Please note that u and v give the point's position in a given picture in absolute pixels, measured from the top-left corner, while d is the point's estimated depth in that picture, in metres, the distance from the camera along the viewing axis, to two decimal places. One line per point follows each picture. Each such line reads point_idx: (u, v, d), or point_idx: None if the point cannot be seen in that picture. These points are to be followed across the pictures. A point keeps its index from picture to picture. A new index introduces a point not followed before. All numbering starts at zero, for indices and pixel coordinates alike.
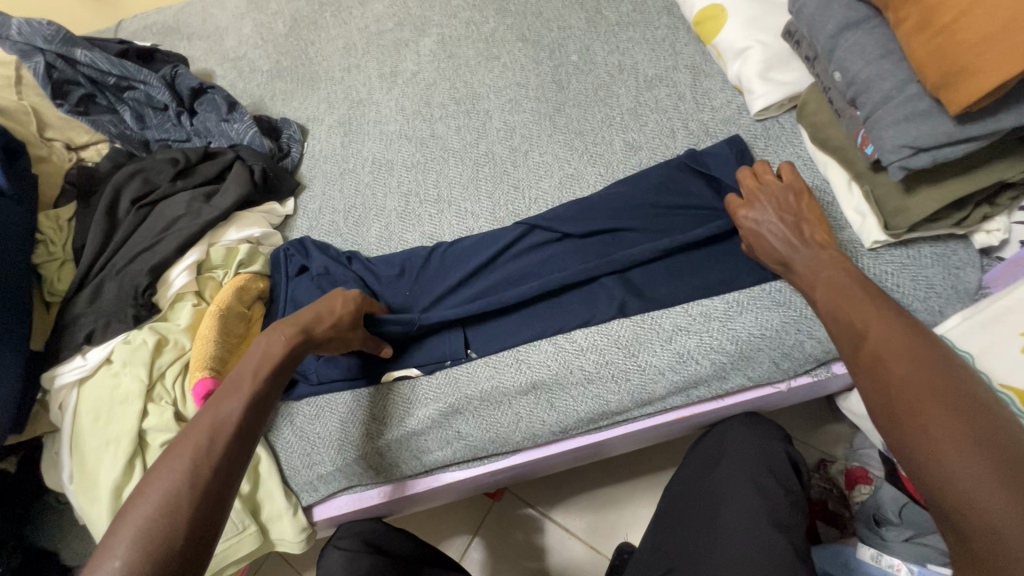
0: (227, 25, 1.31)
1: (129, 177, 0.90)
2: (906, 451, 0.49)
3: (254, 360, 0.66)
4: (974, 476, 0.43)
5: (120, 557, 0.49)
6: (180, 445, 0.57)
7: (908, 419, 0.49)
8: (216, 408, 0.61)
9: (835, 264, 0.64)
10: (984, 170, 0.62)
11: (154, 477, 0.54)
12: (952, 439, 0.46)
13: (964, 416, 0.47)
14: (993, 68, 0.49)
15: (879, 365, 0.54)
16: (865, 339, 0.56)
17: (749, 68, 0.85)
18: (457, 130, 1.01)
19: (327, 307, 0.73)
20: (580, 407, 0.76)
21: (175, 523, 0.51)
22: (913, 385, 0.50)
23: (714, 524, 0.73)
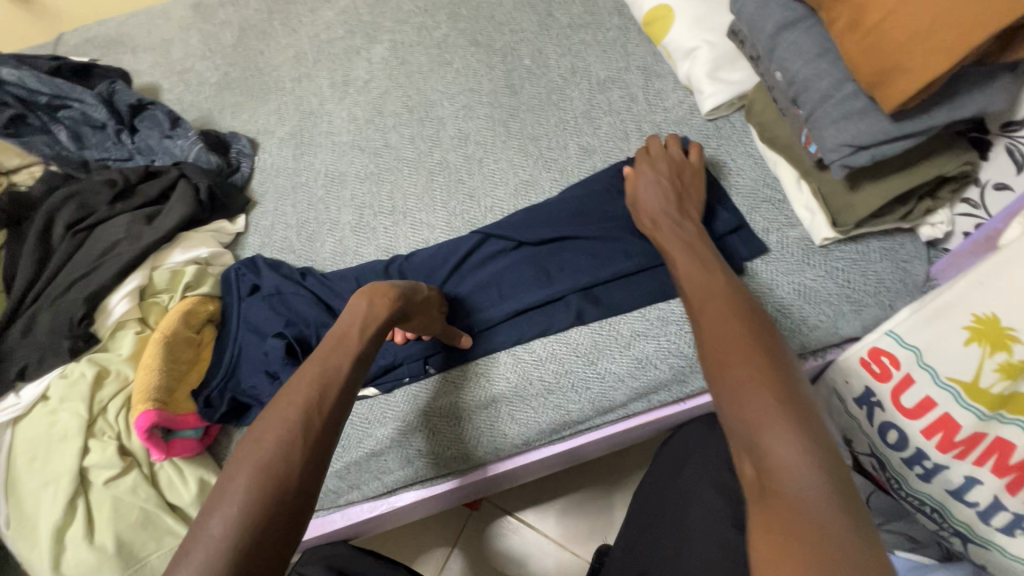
0: (173, 36, 1.26)
1: (63, 201, 0.86)
2: (718, 398, 0.47)
3: (357, 317, 0.63)
4: (776, 416, 0.43)
5: (239, 504, 0.47)
6: (289, 396, 0.55)
7: (725, 365, 0.48)
8: (325, 360, 0.58)
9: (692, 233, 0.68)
10: (923, 165, 0.63)
11: (267, 426, 0.52)
12: (760, 384, 0.45)
13: (770, 367, 0.47)
14: (921, 68, 0.50)
15: (704, 318, 0.54)
16: (701, 294, 0.57)
17: (697, 68, 0.84)
18: (411, 138, 0.99)
19: (418, 286, 0.71)
20: (539, 418, 0.75)
21: (292, 473, 0.50)
22: (732, 336, 0.50)
23: (681, 527, 0.73)
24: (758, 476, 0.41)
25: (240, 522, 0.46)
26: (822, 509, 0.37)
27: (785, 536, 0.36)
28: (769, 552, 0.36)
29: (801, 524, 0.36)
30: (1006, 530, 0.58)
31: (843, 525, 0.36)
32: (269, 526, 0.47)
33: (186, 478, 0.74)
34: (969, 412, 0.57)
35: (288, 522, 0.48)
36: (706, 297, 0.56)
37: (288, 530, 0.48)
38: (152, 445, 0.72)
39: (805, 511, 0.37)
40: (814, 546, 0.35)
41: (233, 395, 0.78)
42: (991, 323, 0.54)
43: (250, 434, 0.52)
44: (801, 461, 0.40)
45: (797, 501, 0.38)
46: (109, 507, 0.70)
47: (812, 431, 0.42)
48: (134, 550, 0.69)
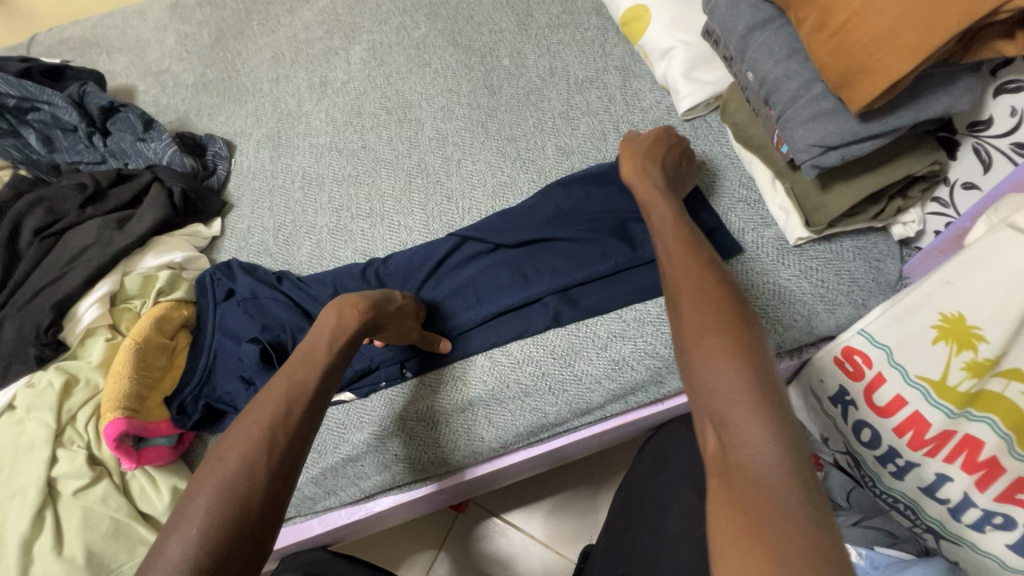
0: (149, 37, 1.24)
1: (32, 206, 0.85)
2: (689, 369, 0.47)
3: (325, 330, 0.64)
4: (745, 390, 0.42)
5: (199, 525, 0.48)
6: (251, 415, 0.55)
7: (697, 336, 0.47)
8: (291, 377, 0.59)
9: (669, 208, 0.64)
10: (893, 165, 0.63)
11: (230, 444, 0.53)
12: (731, 355, 0.45)
13: (741, 338, 0.46)
14: (885, 69, 0.50)
15: (681, 286, 0.52)
16: (679, 260, 0.55)
17: (674, 68, 0.84)
18: (390, 140, 0.98)
19: (391, 295, 0.71)
20: (516, 420, 0.74)
21: (254, 490, 0.51)
22: (706, 306, 0.49)
23: (659, 529, 0.73)
24: (723, 450, 0.41)
25: (198, 542, 0.47)
26: (781, 484, 0.37)
27: (742, 512, 0.37)
28: (723, 529, 0.37)
29: (759, 501, 0.37)
30: (977, 526, 0.59)
31: (800, 502, 0.37)
32: (233, 542, 0.48)
33: (159, 487, 0.73)
34: (937, 410, 0.58)
35: (249, 541, 0.49)
36: (679, 263, 0.55)
37: (253, 545, 0.49)
38: (123, 454, 0.70)
39: (764, 487, 0.37)
40: (770, 523, 0.35)
41: (208, 401, 0.77)
42: (957, 322, 0.55)
43: (213, 454, 0.53)
44: (767, 437, 0.40)
45: (758, 476, 0.38)
46: (79, 518, 0.68)
47: (780, 406, 0.42)
48: (104, 561, 0.68)
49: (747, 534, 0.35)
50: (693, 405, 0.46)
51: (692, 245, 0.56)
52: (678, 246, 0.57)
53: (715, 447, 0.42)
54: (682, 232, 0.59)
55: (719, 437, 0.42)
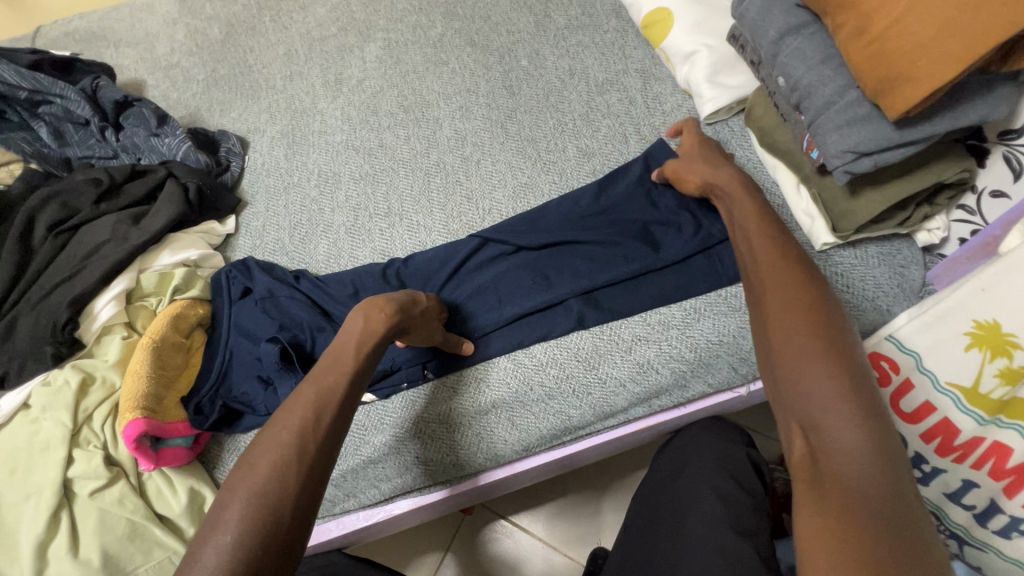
0: (158, 31, 1.22)
1: (46, 201, 0.83)
2: (777, 373, 0.48)
3: (353, 334, 0.63)
4: (836, 396, 0.43)
5: (232, 532, 0.47)
6: (280, 420, 0.55)
7: (785, 342, 0.48)
8: (319, 382, 0.58)
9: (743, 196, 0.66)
10: (922, 172, 0.64)
11: (261, 451, 0.52)
12: (825, 360, 0.45)
13: (835, 344, 0.46)
14: (926, 77, 0.50)
15: (768, 288, 0.53)
16: (764, 262, 0.55)
17: (697, 71, 0.85)
18: (407, 139, 0.97)
19: (415, 297, 0.70)
20: (541, 423, 0.74)
21: (286, 496, 0.50)
22: (794, 309, 0.49)
23: (680, 532, 0.72)
24: (813, 456, 0.43)
25: (233, 549, 0.46)
26: (873, 493, 0.39)
27: (831, 517, 0.38)
28: (815, 534, 0.38)
29: (851, 509, 0.38)
30: (1003, 532, 0.59)
31: (891, 512, 0.38)
32: (266, 548, 0.47)
33: (175, 488, 0.71)
34: (968, 416, 0.58)
35: (282, 547, 0.48)
36: (767, 264, 0.55)
37: (285, 550, 0.48)
38: (141, 455, 0.69)
39: (857, 495, 0.39)
40: (862, 530, 0.37)
41: (225, 401, 0.76)
42: (993, 329, 0.55)
43: (244, 461, 0.53)
44: (860, 447, 0.41)
45: (851, 486, 0.39)
46: (95, 519, 0.67)
47: (874, 414, 0.42)
48: (121, 563, 0.67)
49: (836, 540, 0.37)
50: (781, 408, 0.47)
51: (780, 246, 0.56)
52: (763, 248, 0.57)
53: (804, 453, 0.43)
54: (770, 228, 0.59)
55: (809, 443, 0.43)
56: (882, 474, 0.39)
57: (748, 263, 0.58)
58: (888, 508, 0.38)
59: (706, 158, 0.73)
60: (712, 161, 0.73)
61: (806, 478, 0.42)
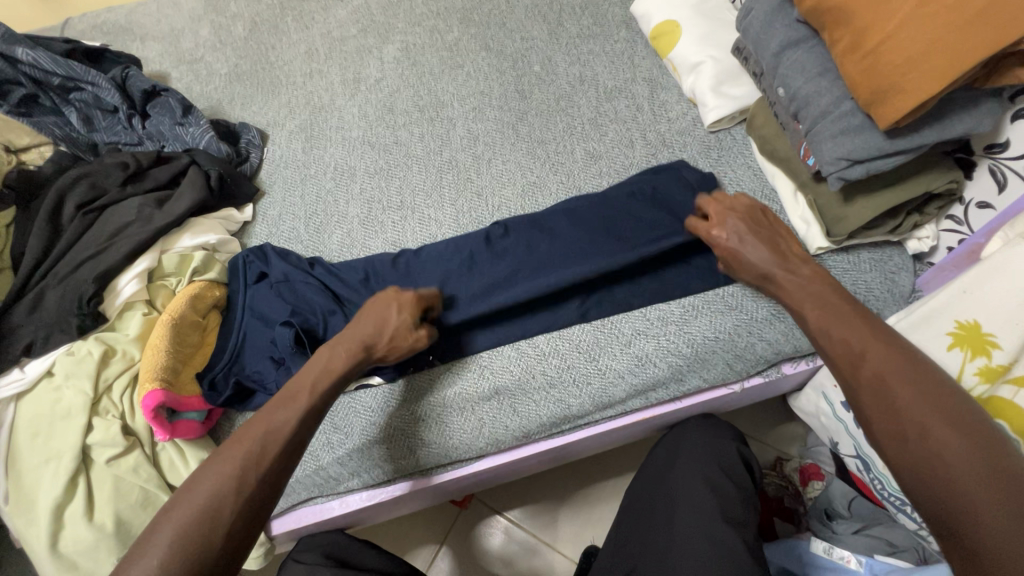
0: (184, 27, 1.27)
1: (75, 181, 0.87)
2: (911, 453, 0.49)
3: (313, 370, 0.66)
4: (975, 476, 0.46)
5: (161, 556, 0.51)
6: (229, 448, 0.58)
7: (916, 424, 0.50)
8: (271, 417, 0.61)
9: (819, 281, 0.65)
10: (914, 181, 0.67)
11: (204, 478, 0.56)
12: (953, 442, 0.48)
13: (955, 418, 0.49)
14: (914, 89, 0.54)
15: (870, 377, 0.54)
16: (854, 353, 0.57)
17: (702, 82, 0.89)
18: (421, 137, 1.01)
19: (382, 321, 0.71)
20: (541, 411, 0.77)
21: (218, 526, 0.54)
22: (919, 392, 0.52)
23: (670, 524, 0.75)
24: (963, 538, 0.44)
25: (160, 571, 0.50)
26: None
27: None
28: None
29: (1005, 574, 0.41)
30: None
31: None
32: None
33: (187, 461, 0.75)
34: None
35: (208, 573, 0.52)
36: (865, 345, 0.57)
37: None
38: (158, 425, 0.72)
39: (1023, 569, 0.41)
40: None
41: (239, 379, 0.79)
42: (973, 329, 0.59)
43: (186, 484, 0.56)
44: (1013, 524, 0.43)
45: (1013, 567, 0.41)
46: (111, 486, 0.70)
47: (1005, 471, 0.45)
48: (133, 529, 0.70)
49: None
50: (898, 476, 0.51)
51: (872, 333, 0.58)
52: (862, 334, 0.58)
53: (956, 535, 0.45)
54: (809, 292, 0.64)
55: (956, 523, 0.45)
56: None
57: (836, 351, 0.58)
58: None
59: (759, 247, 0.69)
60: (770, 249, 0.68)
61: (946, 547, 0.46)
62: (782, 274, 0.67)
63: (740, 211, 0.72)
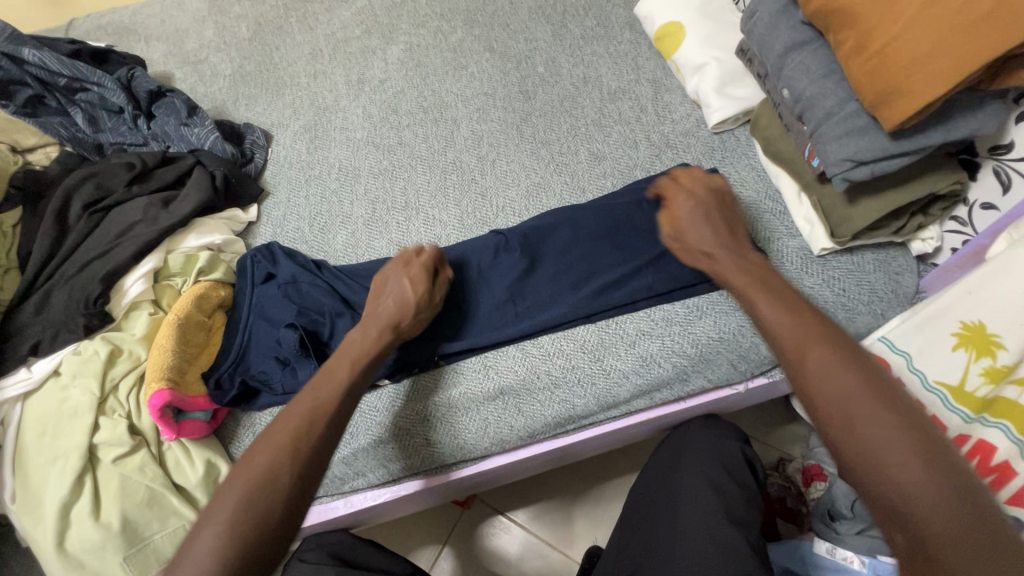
0: (188, 27, 1.27)
1: (81, 181, 0.87)
2: (863, 457, 0.42)
3: (352, 350, 0.66)
4: (934, 486, 0.39)
5: (222, 527, 0.50)
6: (278, 421, 0.56)
7: (867, 423, 0.43)
8: (315, 390, 0.60)
9: (757, 267, 0.61)
10: (919, 182, 0.67)
11: (256, 449, 0.54)
12: (910, 447, 0.41)
13: (908, 415, 0.43)
14: (919, 91, 0.54)
15: (815, 365, 0.47)
16: (798, 338, 0.50)
17: (706, 83, 0.89)
18: (425, 138, 1.01)
19: (403, 297, 0.72)
20: (545, 411, 0.77)
21: (275, 496, 0.52)
22: (869, 384, 0.45)
23: (673, 523, 0.75)
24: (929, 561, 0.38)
25: (224, 542, 0.49)
26: None
27: None
28: None
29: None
30: None
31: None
32: (255, 544, 0.50)
33: (193, 460, 0.75)
34: (955, 414, 0.61)
35: (269, 543, 0.51)
36: (808, 332, 0.50)
37: (273, 545, 0.51)
38: (164, 424, 0.72)
39: None
40: None
41: (244, 379, 0.79)
42: (978, 330, 0.59)
43: (239, 456, 0.55)
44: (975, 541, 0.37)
45: None
46: (117, 485, 0.70)
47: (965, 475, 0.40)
48: (138, 529, 0.70)
49: None
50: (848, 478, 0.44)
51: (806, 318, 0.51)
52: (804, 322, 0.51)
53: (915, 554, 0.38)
54: (751, 277, 0.59)
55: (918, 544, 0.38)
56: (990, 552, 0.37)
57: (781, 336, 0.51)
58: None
59: (709, 230, 0.68)
60: (717, 236, 0.67)
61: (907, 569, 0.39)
62: (728, 262, 0.63)
63: (702, 197, 0.71)
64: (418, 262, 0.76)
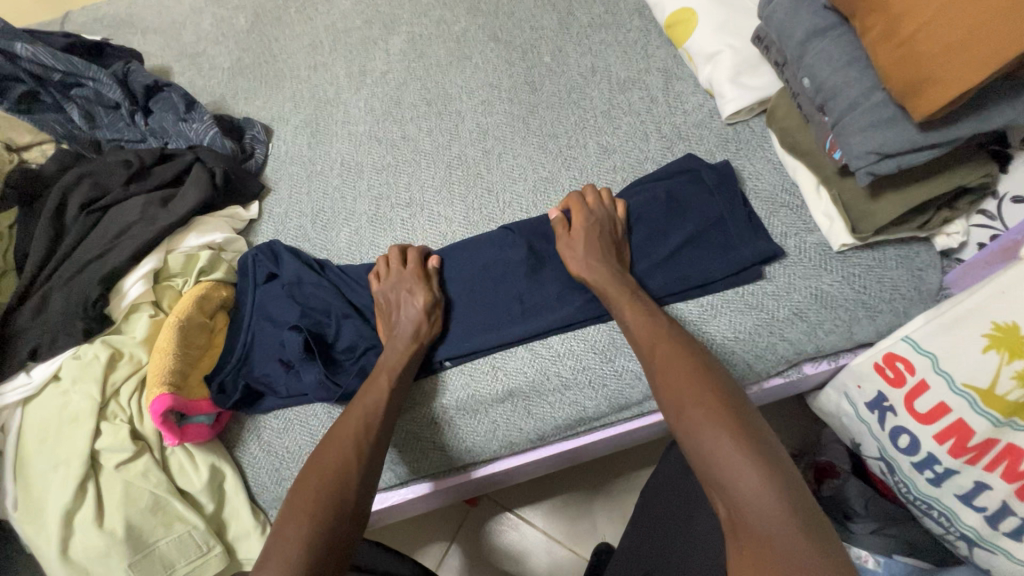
0: (185, 19, 1.24)
1: (78, 180, 0.85)
2: (687, 435, 0.57)
3: (391, 369, 0.71)
4: (734, 450, 0.52)
5: (309, 519, 0.56)
6: (338, 431, 0.65)
7: (687, 407, 0.58)
8: (366, 401, 0.68)
9: (621, 284, 0.72)
10: (946, 175, 0.65)
11: (324, 455, 0.62)
12: (719, 423, 0.55)
13: (722, 398, 0.57)
14: (952, 81, 0.51)
15: (658, 365, 0.63)
16: (650, 341, 0.66)
17: (720, 72, 0.86)
18: (429, 132, 0.99)
19: (408, 306, 0.75)
20: (554, 413, 0.76)
21: (348, 490, 0.60)
22: (694, 380, 0.60)
23: (690, 526, 0.73)
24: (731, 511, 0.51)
25: (312, 531, 0.55)
26: (778, 530, 0.47)
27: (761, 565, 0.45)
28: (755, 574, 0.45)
29: (772, 557, 0.45)
30: (1013, 534, 0.61)
31: (808, 536, 0.46)
32: (339, 529, 0.57)
33: (198, 464, 0.74)
34: (983, 418, 0.60)
35: (345, 530, 0.57)
36: (657, 339, 0.65)
37: (351, 532, 0.58)
38: (167, 429, 0.71)
39: (771, 537, 0.47)
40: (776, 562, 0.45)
41: (247, 382, 0.77)
42: (1010, 330, 0.57)
43: (309, 464, 0.62)
44: (763, 490, 0.49)
45: (766, 537, 0.47)
46: (121, 491, 0.69)
47: (767, 448, 0.53)
48: (143, 535, 0.69)
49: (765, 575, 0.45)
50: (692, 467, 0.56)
51: (658, 326, 0.67)
52: (659, 332, 0.66)
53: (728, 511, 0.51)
54: (623, 287, 0.72)
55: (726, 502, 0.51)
56: (777, 495, 0.49)
57: (642, 344, 0.66)
58: (796, 525, 0.47)
59: (597, 246, 0.75)
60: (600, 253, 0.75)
61: (731, 534, 0.50)
62: (603, 273, 0.73)
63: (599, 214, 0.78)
64: (410, 269, 0.79)
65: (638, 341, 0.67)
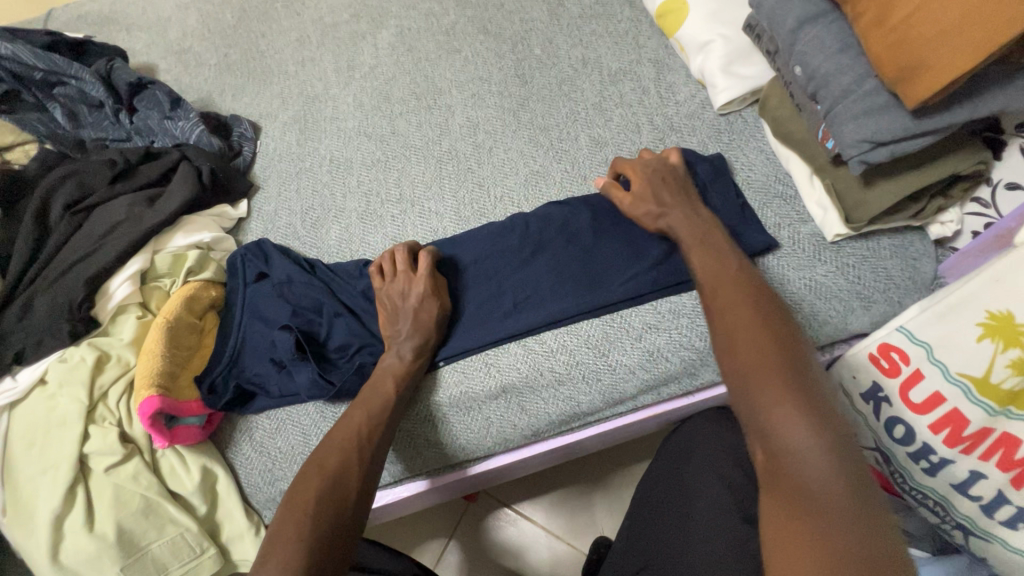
0: (171, 15, 1.22)
1: (62, 180, 0.84)
2: (735, 378, 0.54)
3: (391, 372, 0.70)
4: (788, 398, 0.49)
5: (308, 521, 0.56)
6: (337, 433, 0.65)
7: (740, 350, 0.54)
8: (367, 407, 0.67)
9: (707, 222, 0.69)
10: (938, 163, 0.65)
11: (323, 457, 0.62)
12: (778, 370, 0.51)
13: (783, 345, 0.53)
14: (945, 67, 0.50)
15: (719, 305, 0.59)
16: (714, 281, 0.62)
17: (711, 62, 0.85)
18: (419, 126, 0.97)
19: (426, 310, 0.73)
20: (549, 408, 0.75)
21: (348, 492, 0.60)
22: (754, 324, 0.56)
23: (685, 521, 0.72)
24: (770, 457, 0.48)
25: (311, 533, 0.55)
26: (823, 485, 0.45)
27: (796, 516, 0.44)
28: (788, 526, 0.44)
29: (807, 509, 0.44)
30: (1009, 522, 0.62)
31: (853, 495, 0.44)
32: (338, 531, 0.56)
33: (188, 466, 0.73)
34: (978, 407, 0.60)
35: (346, 532, 0.57)
36: (722, 279, 0.61)
37: (351, 532, 0.58)
38: (156, 431, 0.70)
39: (811, 489, 0.45)
40: (816, 516, 0.43)
41: (239, 383, 0.77)
42: (1005, 320, 0.56)
43: (307, 467, 0.61)
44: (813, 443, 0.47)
45: (809, 490, 0.45)
46: (110, 494, 0.68)
47: (824, 405, 0.49)
48: (134, 538, 0.68)
49: (795, 527, 0.44)
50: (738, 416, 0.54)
51: (727, 266, 0.63)
52: (723, 272, 0.62)
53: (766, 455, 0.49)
54: (696, 230, 0.68)
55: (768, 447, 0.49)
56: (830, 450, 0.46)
57: (705, 283, 0.62)
58: (843, 484, 0.45)
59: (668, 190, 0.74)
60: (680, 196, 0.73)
61: (766, 479, 0.48)
62: (680, 216, 0.71)
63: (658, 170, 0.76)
64: (424, 275, 0.75)
65: (702, 280, 0.63)
